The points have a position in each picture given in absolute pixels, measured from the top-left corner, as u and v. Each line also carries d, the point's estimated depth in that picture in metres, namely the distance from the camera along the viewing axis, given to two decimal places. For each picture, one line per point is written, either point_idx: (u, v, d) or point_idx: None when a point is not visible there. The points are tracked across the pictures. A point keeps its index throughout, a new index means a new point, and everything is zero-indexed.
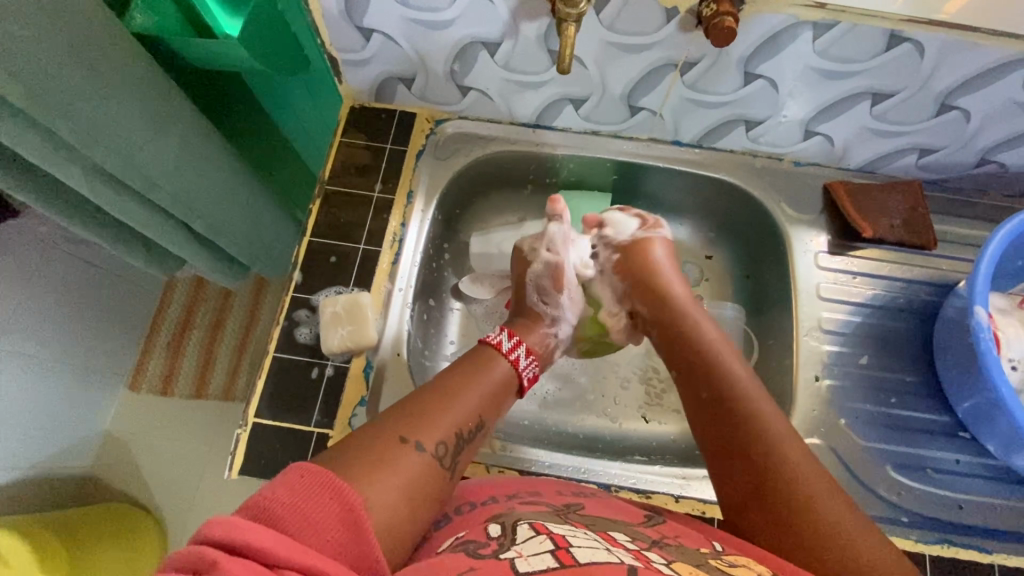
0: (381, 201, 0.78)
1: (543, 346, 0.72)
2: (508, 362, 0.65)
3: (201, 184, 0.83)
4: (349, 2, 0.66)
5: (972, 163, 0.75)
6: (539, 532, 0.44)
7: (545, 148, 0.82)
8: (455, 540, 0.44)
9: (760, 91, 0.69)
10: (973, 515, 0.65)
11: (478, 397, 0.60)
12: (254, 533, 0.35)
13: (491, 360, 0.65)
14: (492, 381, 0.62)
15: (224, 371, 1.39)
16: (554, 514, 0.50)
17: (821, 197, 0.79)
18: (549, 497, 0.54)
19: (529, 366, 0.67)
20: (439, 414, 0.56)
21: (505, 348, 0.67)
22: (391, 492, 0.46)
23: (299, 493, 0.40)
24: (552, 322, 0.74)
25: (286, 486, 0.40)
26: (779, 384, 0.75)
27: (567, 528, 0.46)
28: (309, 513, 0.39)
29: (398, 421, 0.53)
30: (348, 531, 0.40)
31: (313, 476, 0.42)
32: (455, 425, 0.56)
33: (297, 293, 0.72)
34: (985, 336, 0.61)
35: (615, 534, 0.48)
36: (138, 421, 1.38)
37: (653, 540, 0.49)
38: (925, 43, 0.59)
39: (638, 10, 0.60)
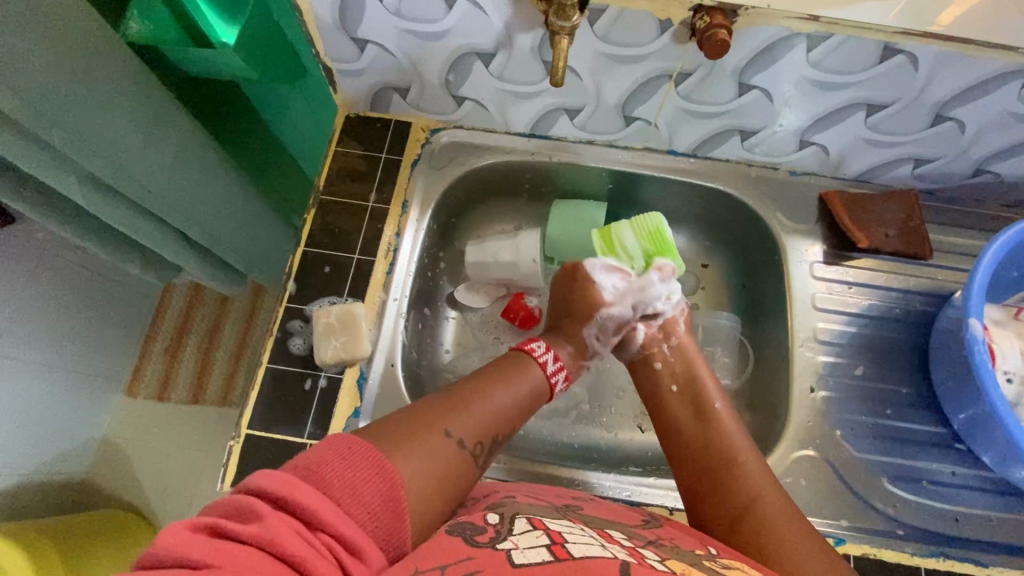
0: (376, 210, 0.78)
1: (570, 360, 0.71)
2: (540, 368, 0.65)
3: (197, 192, 0.83)
4: (343, 13, 0.65)
5: (968, 173, 0.75)
6: (535, 526, 0.44)
7: (540, 157, 0.82)
8: (454, 518, 0.45)
9: (755, 101, 0.69)
10: (969, 528, 0.64)
11: (515, 397, 0.61)
12: (299, 492, 0.38)
13: (528, 360, 0.65)
14: (529, 381, 0.63)
15: (221, 377, 1.39)
16: (552, 512, 0.50)
17: (816, 206, 0.79)
18: (548, 498, 0.54)
19: (557, 374, 0.67)
20: (478, 409, 0.57)
21: (537, 354, 0.67)
22: (425, 476, 0.47)
23: (348, 462, 0.43)
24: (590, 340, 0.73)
25: (337, 452, 0.43)
26: (775, 395, 0.75)
27: (564, 523, 0.46)
28: (353, 478, 0.42)
29: (435, 409, 0.54)
30: (388, 511, 0.42)
31: (360, 450, 0.44)
32: (493, 425, 0.57)
33: (291, 302, 0.72)
34: (980, 348, 0.61)
35: (611, 533, 0.48)
36: (134, 427, 1.37)
37: (649, 539, 0.49)
38: (920, 55, 0.59)
39: (631, 22, 0.60)
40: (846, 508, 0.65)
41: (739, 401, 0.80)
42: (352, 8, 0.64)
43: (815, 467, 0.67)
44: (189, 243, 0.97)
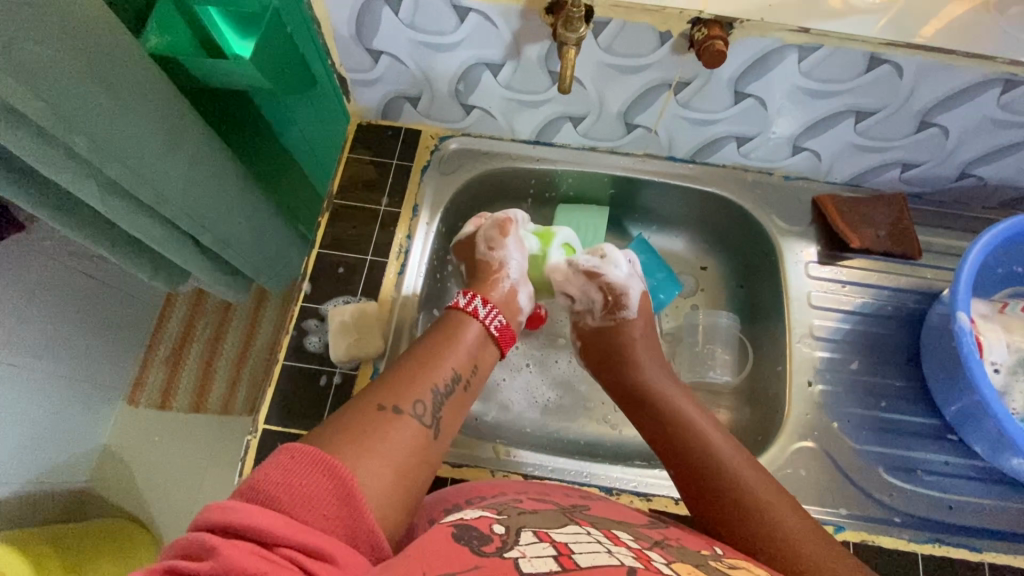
0: (387, 214, 0.81)
1: (502, 296, 0.72)
2: (477, 321, 0.67)
3: (211, 197, 0.86)
4: (360, 27, 0.69)
5: (953, 177, 0.79)
6: (542, 538, 0.44)
7: (545, 163, 0.85)
8: (460, 523, 0.46)
9: (750, 109, 0.73)
10: (962, 515, 0.67)
11: (454, 358, 0.62)
12: (249, 514, 0.38)
13: (463, 320, 0.66)
14: (466, 339, 0.64)
15: (224, 383, 1.40)
16: (560, 515, 0.51)
17: (810, 209, 0.82)
18: (556, 499, 0.56)
19: (493, 315, 0.68)
20: (414, 375, 0.58)
21: (463, 305, 0.68)
22: (378, 461, 0.48)
23: (292, 471, 0.42)
24: (501, 265, 0.74)
25: (280, 465, 0.42)
26: (774, 391, 0.77)
27: (571, 530, 0.48)
28: (300, 487, 0.41)
29: (373, 392, 0.55)
30: (342, 503, 0.42)
31: (302, 455, 0.43)
32: (432, 383, 0.58)
33: (306, 302, 0.75)
34: (968, 340, 0.64)
35: (618, 534, 0.50)
36: (137, 434, 1.38)
37: (655, 540, 0.50)
38: (904, 65, 0.63)
39: (632, 35, 0.64)
40: (844, 497, 0.67)
41: (739, 397, 0.83)
42: (368, 22, 0.68)
43: (813, 458, 0.70)
44: (200, 248, 1.00)
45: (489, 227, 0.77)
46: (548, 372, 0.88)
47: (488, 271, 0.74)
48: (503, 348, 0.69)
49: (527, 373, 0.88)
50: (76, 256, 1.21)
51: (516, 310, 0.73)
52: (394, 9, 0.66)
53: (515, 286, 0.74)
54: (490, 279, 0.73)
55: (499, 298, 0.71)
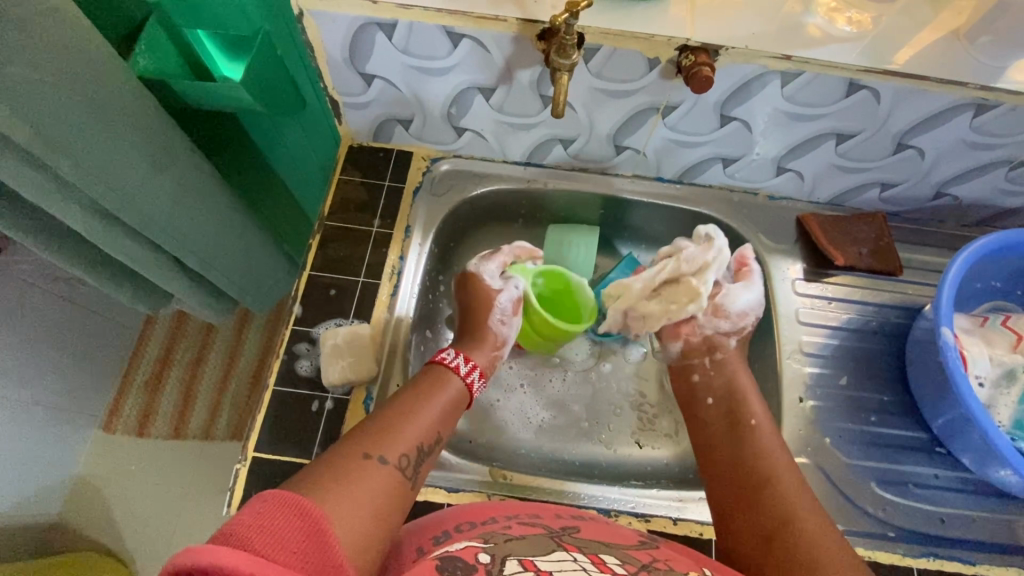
0: (380, 235, 0.80)
1: (489, 364, 0.75)
2: (461, 381, 0.69)
3: (196, 219, 0.85)
4: (354, 50, 0.70)
5: (930, 196, 0.82)
6: (527, 567, 0.43)
7: (536, 185, 0.86)
8: (446, 554, 0.45)
9: (735, 132, 0.75)
10: (954, 529, 0.68)
11: (435, 410, 0.64)
12: (219, 548, 0.35)
13: (447, 376, 0.68)
14: (449, 394, 0.66)
15: (206, 407, 1.37)
16: (547, 541, 0.50)
17: (795, 228, 0.85)
18: (547, 521, 0.56)
19: (482, 388, 0.71)
20: (399, 427, 0.60)
21: (462, 370, 0.69)
22: (355, 504, 0.50)
23: (262, 515, 0.41)
24: (501, 342, 0.77)
25: (249, 511, 0.42)
26: (766, 408, 0.78)
27: (557, 556, 0.47)
28: (269, 527, 0.41)
29: (359, 439, 0.57)
30: (312, 539, 0.42)
31: (272, 500, 0.43)
32: (416, 437, 0.60)
33: (297, 325, 0.73)
34: (952, 354, 0.65)
35: (605, 557, 0.49)
36: (114, 462, 1.34)
37: (643, 563, 0.50)
38: (881, 90, 0.66)
39: (622, 61, 0.65)
40: (839, 513, 0.68)
41: None
42: (363, 46, 0.69)
43: (809, 474, 0.70)
44: (184, 270, 0.99)
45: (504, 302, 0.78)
46: (542, 393, 0.88)
47: (487, 341, 0.76)
48: (473, 407, 0.72)
49: (522, 393, 0.87)
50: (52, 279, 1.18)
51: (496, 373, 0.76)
52: (388, 35, 0.66)
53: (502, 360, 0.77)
54: (482, 342, 0.76)
55: (484, 362, 0.74)
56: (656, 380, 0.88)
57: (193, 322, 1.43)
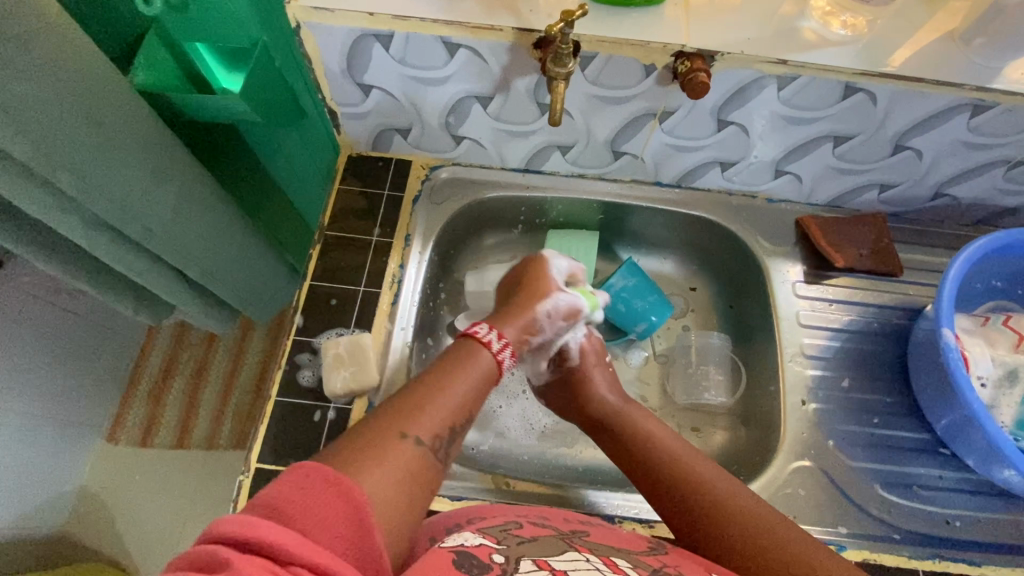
0: (380, 244, 0.80)
1: (523, 346, 0.69)
2: (490, 352, 0.63)
3: (198, 231, 0.86)
4: (351, 62, 0.70)
5: (929, 197, 0.82)
6: (541, 568, 0.44)
7: (534, 192, 0.87)
8: (461, 549, 0.45)
9: (733, 136, 0.75)
10: (960, 529, 0.67)
11: (468, 385, 0.60)
12: (265, 529, 0.36)
13: (476, 348, 0.63)
14: (480, 369, 0.61)
15: (209, 416, 1.38)
16: (559, 542, 0.51)
17: (794, 231, 0.85)
18: (555, 523, 0.56)
19: (512, 366, 0.66)
20: (435, 405, 0.56)
21: (494, 347, 0.64)
22: (391, 489, 0.47)
23: (307, 491, 0.41)
24: (540, 330, 0.70)
25: (295, 483, 0.41)
26: (769, 411, 0.78)
27: (570, 557, 0.47)
28: (314, 506, 0.40)
29: (392, 417, 0.53)
30: (354, 526, 0.41)
31: (318, 476, 0.42)
32: (449, 412, 0.57)
33: (299, 336, 0.73)
34: (954, 355, 0.65)
35: (616, 561, 0.49)
36: (119, 473, 1.35)
37: (654, 568, 0.50)
38: (877, 93, 0.66)
39: (618, 67, 0.66)
40: (844, 516, 0.68)
41: (734, 418, 0.83)
42: (360, 57, 0.69)
43: (812, 477, 0.70)
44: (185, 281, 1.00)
45: (527, 271, 0.74)
46: None
47: (524, 322, 0.68)
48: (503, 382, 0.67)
49: (524, 399, 0.87)
50: (55, 291, 1.18)
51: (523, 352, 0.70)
52: (384, 45, 0.66)
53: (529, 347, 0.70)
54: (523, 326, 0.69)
55: (517, 340, 0.67)
56: (658, 383, 0.87)
57: (196, 332, 1.44)
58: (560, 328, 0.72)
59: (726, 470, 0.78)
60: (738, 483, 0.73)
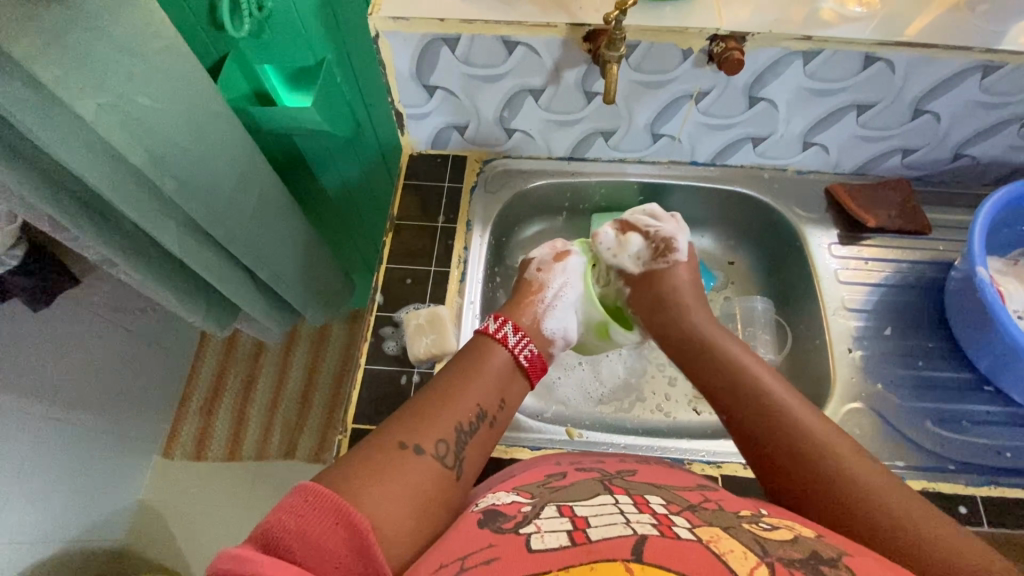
0: (445, 230, 0.88)
1: (532, 319, 0.76)
2: (505, 349, 0.70)
3: (265, 238, 1.01)
4: (420, 65, 0.78)
5: (949, 158, 0.88)
6: (563, 513, 0.47)
7: (580, 177, 0.94)
8: (489, 508, 0.50)
9: (763, 112, 0.82)
10: (1012, 459, 0.71)
11: (479, 386, 0.65)
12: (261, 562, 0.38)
13: (488, 348, 0.69)
14: (487, 372, 0.67)
15: (257, 430, 1.51)
16: (596, 484, 0.55)
17: (824, 199, 0.91)
18: (600, 467, 0.61)
19: (522, 344, 0.71)
20: (439, 413, 0.61)
21: (493, 330, 0.72)
22: (396, 498, 0.51)
23: (303, 517, 0.44)
24: (541, 289, 0.79)
25: (292, 508, 0.45)
26: (816, 364, 0.83)
27: (598, 501, 0.50)
28: (313, 535, 0.43)
29: (398, 428, 0.58)
30: (354, 553, 0.44)
31: (317, 500, 0.46)
32: (455, 421, 0.61)
33: (379, 312, 0.81)
34: (990, 290, 0.70)
35: (650, 499, 0.51)
36: (174, 488, 1.48)
37: (690, 504, 0.51)
38: (895, 61, 0.73)
39: (659, 54, 0.74)
40: (898, 451, 0.72)
41: (782, 375, 0.88)
42: (428, 60, 0.77)
43: (864, 418, 0.75)
44: (256, 286, 1.13)
45: (544, 253, 0.82)
46: (601, 368, 0.93)
47: (526, 292, 0.78)
48: (532, 379, 0.72)
49: (581, 370, 0.93)
50: None
51: (545, 338, 0.76)
52: (451, 48, 0.75)
53: (547, 312, 0.77)
54: (525, 299, 0.78)
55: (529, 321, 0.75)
56: None
57: (243, 346, 1.60)
58: (559, 274, 0.80)
59: None
60: None
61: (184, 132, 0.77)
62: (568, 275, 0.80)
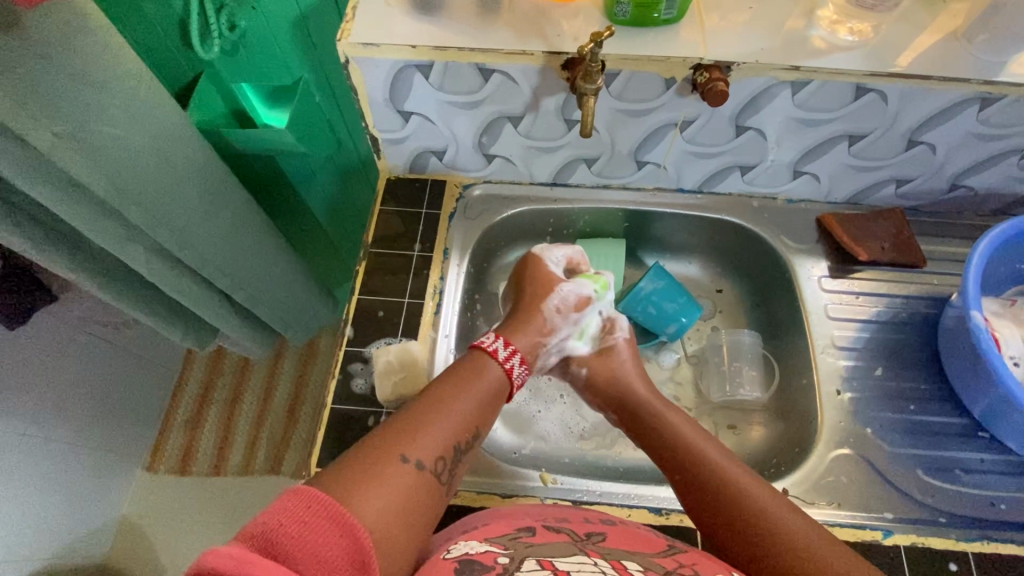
0: (420, 258, 0.85)
1: (532, 350, 0.73)
2: (499, 366, 0.68)
3: (240, 262, 0.98)
4: (393, 91, 0.75)
5: (945, 189, 0.84)
6: (544, 567, 0.45)
7: (563, 203, 0.91)
8: (465, 558, 0.47)
9: (751, 141, 0.79)
10: (1005, 511, 0.68)
11: (476, 401, 0.64)
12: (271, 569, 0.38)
13: (485, 363, 0.67)
14: (486, 383, 0.66)
15: (243, 446, 1.47)
16: (570, 546, 0.52)
17: (815, 229, 0.88)
18: (572, 528, 0.58)
19: (522, 374, 0.69)
20: (438, 424, 0.59)
21: (501, 355, 0.69)
22: (392, 511, 0.50)
23: (307, 524, 0.43)
24: (550, 331, 0.74)
25: (294, 514, 0.43)
26: (804, 403, 0.80)
27: (576, 559, 0.49)
28: (315, 544, 0.42)
29: (398, 439, 0.56)
30: (354, 565, 0.43)
31: (320, 508, 0.45)
32: (454, 437, 0.60)
33: (350, 347, 0.78)
34: (985, 336, 0.67)
35: (627, 564, 0.50)
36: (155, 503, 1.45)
37: (666, 570, 0.51)
38: (887, 92, 0.70)
39: (641, 82, 0.71)
40: (887, 501, 0.69)
41: (769, 412, 0.85)
42: (402, 86, 0.74)
43: (852, 465, 0.71)
44: (233, 308, 1.10)
45: (569, 293, 0.76)
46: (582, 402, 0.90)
47: (534, 326, 0.74)
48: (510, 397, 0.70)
49: (562, 404, 0.89)
50: None
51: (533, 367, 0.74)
52: (425, 75, 0.72)
53: (544, 353, 0.75)
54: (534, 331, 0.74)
55: (528, 346, 0.72)
56: (692, 383, 0.90)
57: (230, 358, 1.56)
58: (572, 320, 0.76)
59: (767, 464, 0.79)
60: (779, 474, 0.74)
61: (148, 160, 0.74)
62: (575, 326, 0.76)
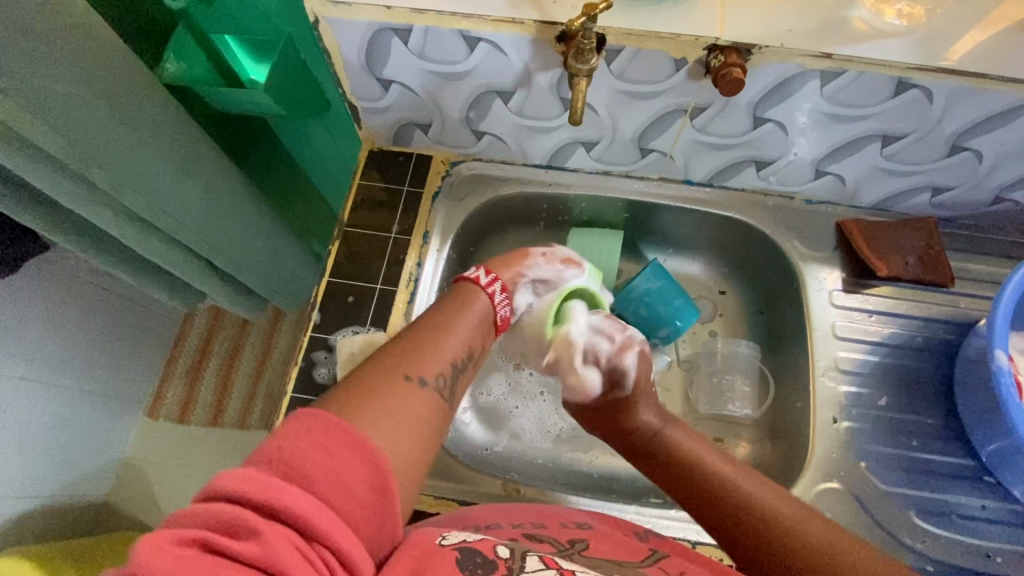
0: (398, 240, 0.80)
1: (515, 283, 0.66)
2: (491, 297, 0.62)
3: (222, 231, 0.93)
4: (370, 56, 0.68)
5: (987, 201, 0.75)
6: (549, 566, 0.43)
7: (557, 188, 0.84)
8: (464, 546, 0.43)
9: (770, 134, 0.70)
10: (1000, 564, 0.63)
11: (472, 326, 0.59)
12: (294, 498, 0.37)
13: (478, 292, 0.62)
14: (480, 311, 0.61)
15: (239, 401, 1.47)
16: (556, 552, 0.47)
17: (833, 234, 0.79)
18: (553, 532, 0.53)
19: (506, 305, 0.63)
20: (437, 346, 0.55)
21: (486, 283, 0.63)
22: (398, 428, 0.46)
23: (328, 450, 0.40)
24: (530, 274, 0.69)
25: (314, 438, 0.40)
26: (797, 425, 0.74)
27: (578, 564, 0.45)
28: (337, 467, 0.40)
29: (397, 359, 0.52)
30: (375, 493, 0.41)
31: (336, 432, 0.41)
32: (453, 352, 0.55)
33: (315, 333, 0.74)
34: (1007, 381, 0.60)
35: None
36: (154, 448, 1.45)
37: None
38: (934, 89, 0.60)
39: (647, 61, 0.62)
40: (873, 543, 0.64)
41: (759, 430, 0.80)
42: (379, 51, 0.67)
43: (841, 500, 0.66)
44: (216, 272, 1.06)
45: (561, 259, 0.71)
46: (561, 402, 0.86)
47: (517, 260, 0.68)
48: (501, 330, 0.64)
49: (541, 402, 0.85)
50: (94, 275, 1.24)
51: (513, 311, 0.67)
52: (404, 40, 0.64)
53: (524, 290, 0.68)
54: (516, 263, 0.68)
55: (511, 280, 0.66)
56: (680, 391, 0.84)
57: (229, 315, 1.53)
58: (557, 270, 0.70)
59: None
60: None
61: None
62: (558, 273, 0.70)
